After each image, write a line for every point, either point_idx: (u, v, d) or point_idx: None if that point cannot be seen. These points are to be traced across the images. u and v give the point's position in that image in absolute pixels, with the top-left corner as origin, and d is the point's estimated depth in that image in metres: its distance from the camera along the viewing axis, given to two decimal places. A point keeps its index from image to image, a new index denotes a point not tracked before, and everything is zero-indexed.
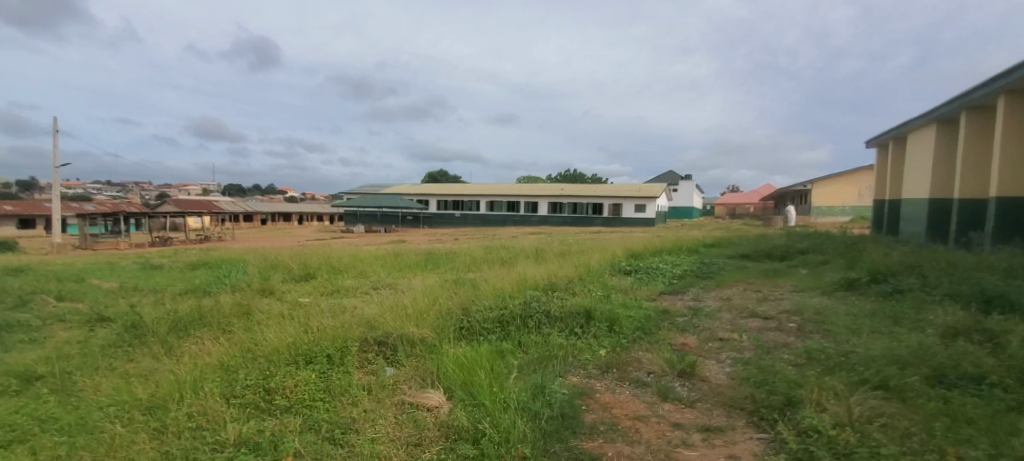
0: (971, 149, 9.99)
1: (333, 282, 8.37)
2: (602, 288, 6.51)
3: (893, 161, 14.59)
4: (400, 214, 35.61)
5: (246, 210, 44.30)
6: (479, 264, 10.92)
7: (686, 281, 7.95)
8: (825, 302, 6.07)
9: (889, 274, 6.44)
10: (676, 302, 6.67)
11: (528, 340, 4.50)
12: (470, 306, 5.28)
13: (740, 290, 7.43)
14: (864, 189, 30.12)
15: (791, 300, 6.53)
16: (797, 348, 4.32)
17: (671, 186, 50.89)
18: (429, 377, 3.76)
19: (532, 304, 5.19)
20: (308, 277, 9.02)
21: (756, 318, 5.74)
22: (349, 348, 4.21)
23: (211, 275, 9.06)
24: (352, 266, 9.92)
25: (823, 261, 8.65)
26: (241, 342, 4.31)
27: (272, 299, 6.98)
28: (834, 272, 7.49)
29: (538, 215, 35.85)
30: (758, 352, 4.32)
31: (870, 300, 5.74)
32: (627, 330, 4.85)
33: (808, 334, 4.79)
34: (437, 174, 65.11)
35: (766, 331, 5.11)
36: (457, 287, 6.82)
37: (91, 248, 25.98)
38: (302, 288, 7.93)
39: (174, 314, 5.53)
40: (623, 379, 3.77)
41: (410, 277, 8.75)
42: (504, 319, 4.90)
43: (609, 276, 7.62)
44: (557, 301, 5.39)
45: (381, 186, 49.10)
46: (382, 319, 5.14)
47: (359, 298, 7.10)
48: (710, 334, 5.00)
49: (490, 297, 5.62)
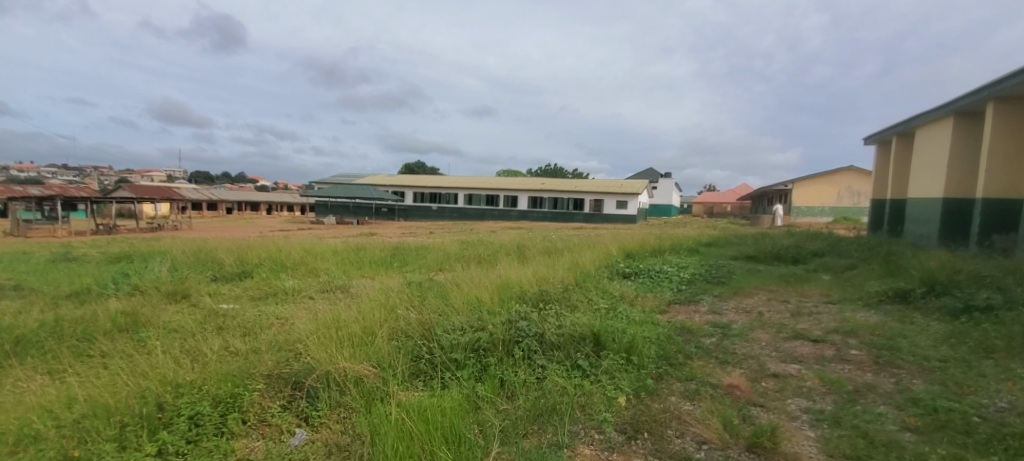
0: (1000, 145, 9.11)
1: (271, 283, 6.81)
2: (605, 299, 5.19)
3: (898, 159, 13.71)
4: (373, 206, 33.74)
5: (208, 198, 41.92)
6: (452, 263, 9.43)
7: (697, 287, 6.72)
8: (882, 321, 4.88)
9: (952, 287, 5.31)
10: (693, 316, 5.37)
11: (515, 383, 3.11)
12: (435, 324, 3.84)
13: (763, 299, 6.23)
14: (844, 189, 29.81)
15: (832, 315, 5.33)
16: (896, 397, 3.07)
17: (651, 183, 50.21)
18: (354, 456, 2.33)
19: (519, 324, 3.76)
20: (242, 276, 7.39)
21: (803, 340, 4.48)
22: (240, 397, 2.75)
23: (119, 271, 7.38)
24: (300, 263, 8.34)
25: (849, 266, 7.53)
26: (69, 388, 2.84)
27: (180, 308, 5.41)
28: (872, 280, 6.37)
29: (517, 210, 34.52)
30: (841, 403, 3.03)
31: (944, 321, 4.59)
32: (650, 363, 3.52)
33: (891, 370, 3.57)
34: (415, 166, 63.34)
35: (828, 362, 3.84)
36: (421, 294, 5.35)
37: (23, 235, 23.33)
38: (229, 291, 6.34)
39: (11, 337, 3.95)
40: (664, 457, 2.40)
41: (367, 278, 7.23)
42: (481, 344, 3.48)
43: (608, 282, 6.25)
44: (553, 320, 3.98)
45: (355, 178, 47.12)
46: (308, 340, 3.67)
47: (296, 306, 5.59)
48: (759, 366, 3.70)
49: (464, 312, 4.18)
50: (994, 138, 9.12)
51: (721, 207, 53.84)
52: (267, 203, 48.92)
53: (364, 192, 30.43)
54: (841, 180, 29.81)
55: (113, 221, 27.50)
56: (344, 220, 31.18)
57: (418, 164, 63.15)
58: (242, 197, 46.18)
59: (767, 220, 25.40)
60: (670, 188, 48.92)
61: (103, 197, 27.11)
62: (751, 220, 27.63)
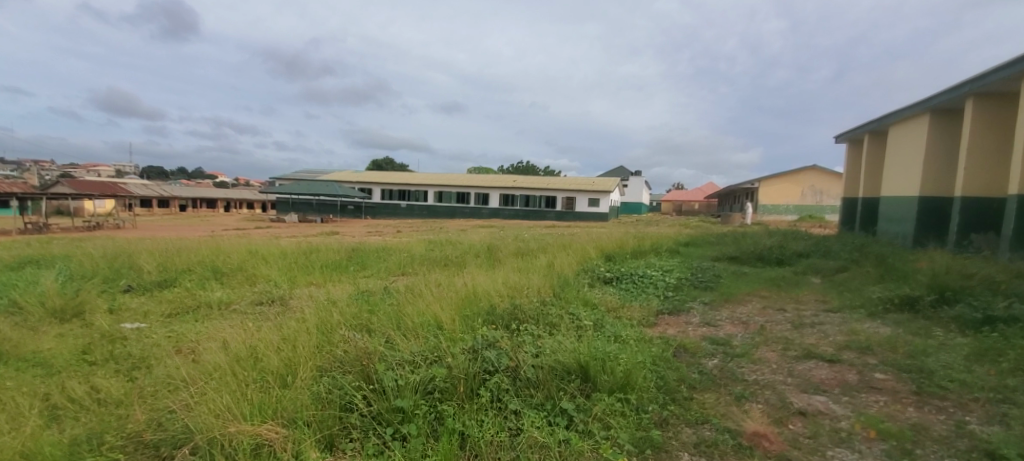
0: (978, 140, 9.06)
1: (196, 295, 5.77)
2: (589, 313, 4.44)
3: (870, 157, 13.62)
4: (338, 203, 32.18)
5: (158, 194, 39.20)
6: (416, 266, 8.53)
7: (685, 294, 6.10)
8: (897, 334, 4.34)
9: (965, 294, 4.87)
10: (685, 330, 4.70)
11: (479, 442, 2.29)
12: (378, 355, 2.99)
13: (757, 306, 5.66)
14: (807, 189, 30.30)
15: (838, 326, 4.79)
16: (958, 445, 2.46)
17: (621, 180, 50.00)
18: None
19: (487, 356, 2.96)
20: (163, 286, 6.31)
21: (816, 360, 3.85)
22: None
23: (8, 280, 6.13)
24: (239, 269, 7.27)
25: (840, 269, 7.08)
26: None
27: (66, 330, 4.35)
28: (871, 284, 5.91)
29: (488, 208, 33.64)
30: (897, 456, 2.38)
31: (970, 335, 4.12)
32: (653, 406, 2.78)
33: (937, 404, 2.97)
34: (382, 162, 61.51)
35: (857, 391, 3.20)
36: (370, 309, 4.46)
37: None
38: (138, 306, 5.27)
39: None
40: None
41: (314, 287, 6.28)
42: (437, 384, 2.65)
43: (587, 290, 5.51)
44: (528, 347, 3.20)
45: (318, 173, 45.20)
46: (206, 382, 2.76)
47: (217, 324, 4.60)
48: (779, 401, 3.02)
49: (417, 338, 3.34)
50: (972, 133, 9.06)
51: (690, 205, 54.43)
52: (225, 200, 46.31)
53: (328, 189, 28.63)
54: (805, 179, 30.19)
55: (45, 218, 24.96)
56: (306, 218, 29.55)
57: (386, 161, 61.49)
58: (196, 193, 43.48)
59: (738, 218, 25.49)
60: (639, 186, 48.94)
61: (38, 193, 24.51)
62: (722, 217, 27.65)
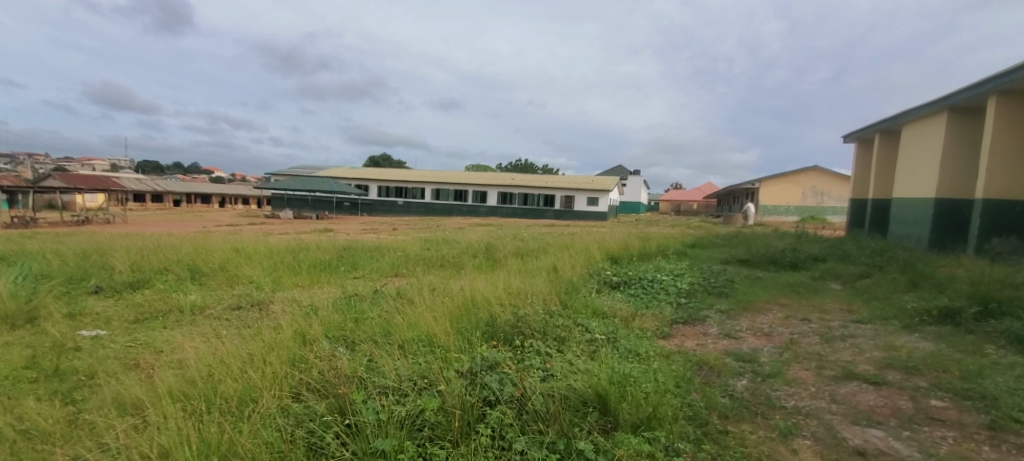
0: (1000, 141, 8.63)
1: (168, 297, 5.27)
2: (599, 324, 3.99)
3: (881, 158, 13.21)
4: (333, 199, 31.62)
5: (150, 188, 38.43)
6: (409, 267, 8.07)
7: (699, 301, 5.65)
8: (941, 351, 3.90)
9: (1011, 307, 4.44)
10: (705, 343, 4.25)
11: None
12: (359, 379, 2.53)
13: (778, 316, 5.21)
14: (807, 189, 29.93)
15: (874, 340, 4.34)
16: None
17: (620, 179, 49.54)
18: None
19: (488, 382, 2.50)
20: (134, 288, 5.80)
21: (859, 382, 3.40)
22: None
23: None
24: (219, 269, 6.76)
25: (861, 274, 6.65)
26: None
27: (12, 339, 3.85)
28: (900, 293, 5.48)
29: (487, 206, 33.12)
30: None
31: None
32: (685, 445, 2.32)
33: (1015, 442, 2.53)
34: (380, 159, 60.85)
35: (917, 423, 2.76)
36: (356, 318, 3.99)
37: None
38: (102, 310, 4.78)
39: None
40: None
41: (299, 290, 5.80)
42: (428, 419, 2.19)
43: (594, 297, 5.04)
44: (535, 369, 2.75)
45: (314, 170, 44.62)
46: (148, 415, 2.29)
47: (185, 332, 4.12)
48: (831, 436, 2.57)
49: (405, 357, 2.88)
50: (995, 134, 8.64)
51: (689, 205, 53.99)
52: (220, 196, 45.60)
53: (323, 185, 27.83)
54: (806, 179, 29.83)
55: (32, 212, 24.22)
56: (302, 214, 29.05)
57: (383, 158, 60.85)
58: (190, 188, 42.77)
59: (740, 219, 25.10)
60: (638, 185, 48.51)
61: (26, 185, 23.80)
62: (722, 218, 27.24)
